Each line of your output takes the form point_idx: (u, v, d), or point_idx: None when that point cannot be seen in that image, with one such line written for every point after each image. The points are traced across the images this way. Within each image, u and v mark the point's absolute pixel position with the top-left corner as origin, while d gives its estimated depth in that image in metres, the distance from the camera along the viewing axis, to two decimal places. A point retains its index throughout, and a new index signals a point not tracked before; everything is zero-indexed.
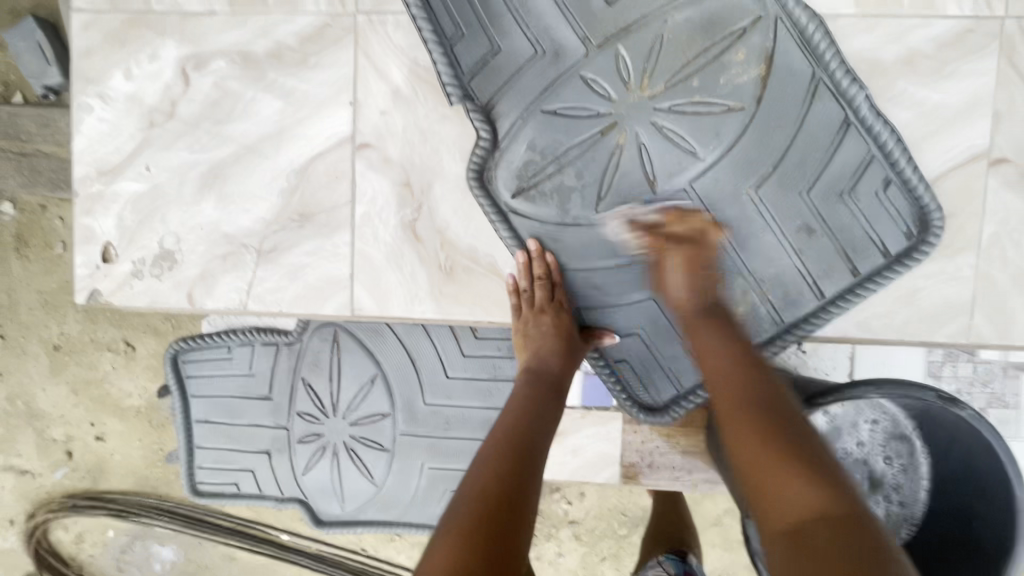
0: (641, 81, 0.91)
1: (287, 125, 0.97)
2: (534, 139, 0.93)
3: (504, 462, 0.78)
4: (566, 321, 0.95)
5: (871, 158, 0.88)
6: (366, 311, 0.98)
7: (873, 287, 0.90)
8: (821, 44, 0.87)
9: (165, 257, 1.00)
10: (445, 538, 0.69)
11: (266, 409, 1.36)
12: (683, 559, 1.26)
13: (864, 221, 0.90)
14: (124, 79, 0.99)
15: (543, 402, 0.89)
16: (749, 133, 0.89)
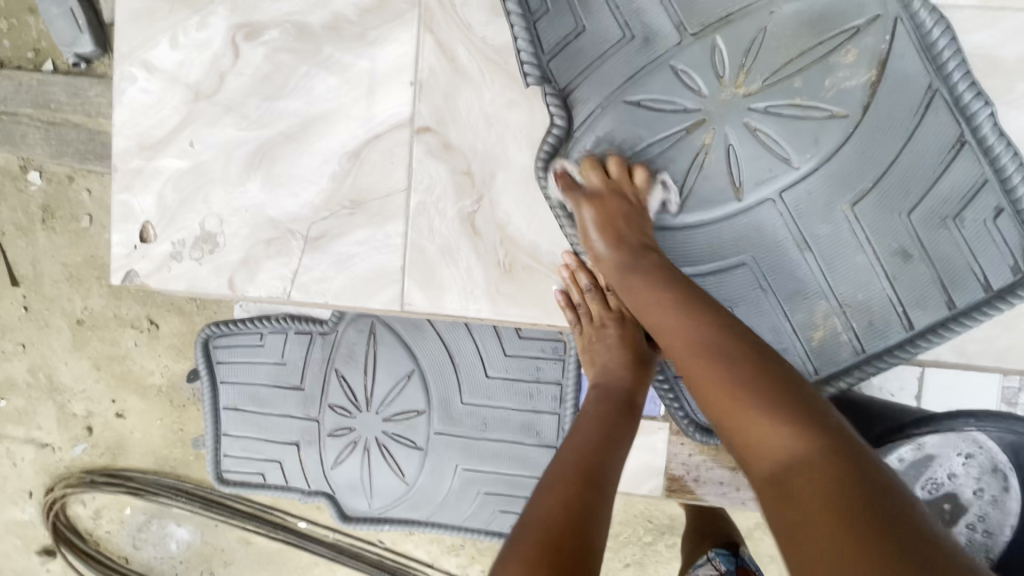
0: (736, 76, 0.83)
1: (342, 105, 0.90)
2: (613, 131, 0.86)
3: (572, 484, 0.69)
4: (631, 331, 0.89)
5: (983, 182, 0.81)
6: (416, 307, 0.92)
7: (969, 324, 0.83)
8: (946, 53, 0.79)
9: (207, 239, 0.94)
10: (502, 573, 0.59)
11: (297, 400, 1.30)
12: (734, 553, 1.22)
13: (968, 251, 0.82)
14: (170, 48, 0.92)
15: (614, 419, 0.79)
16: (852, 143, 0.82)
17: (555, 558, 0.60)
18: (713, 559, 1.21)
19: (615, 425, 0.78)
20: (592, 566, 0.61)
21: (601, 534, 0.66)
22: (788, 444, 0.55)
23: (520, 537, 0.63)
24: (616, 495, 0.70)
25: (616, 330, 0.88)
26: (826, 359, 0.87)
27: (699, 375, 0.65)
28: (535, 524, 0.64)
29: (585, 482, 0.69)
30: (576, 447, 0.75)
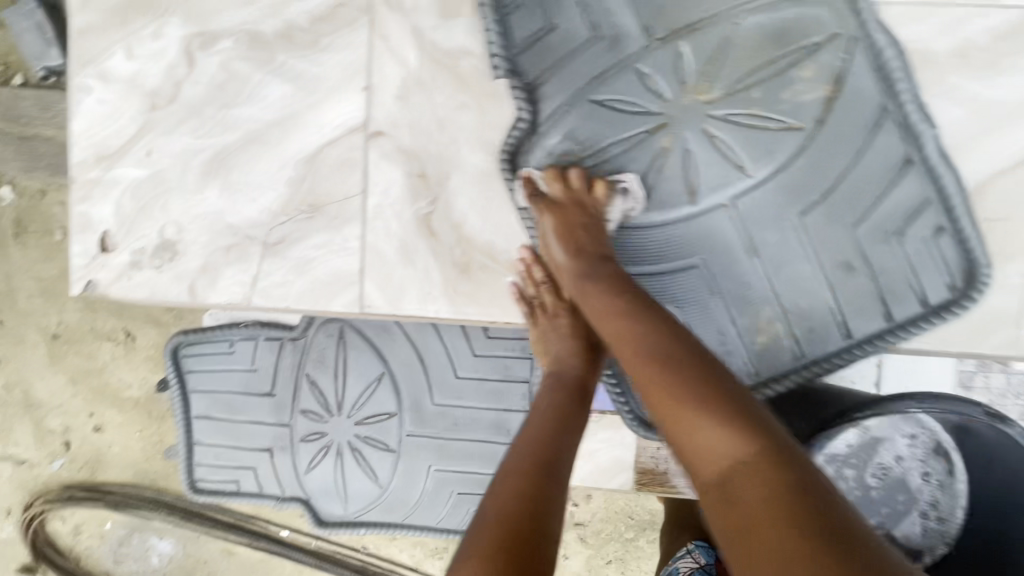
0: (698, 84, 0.85)
1: (296, 111, 0.91)
2: (575, 128, 0.88)
3: (522, 474, 0.70)
4: (583, 322, 0.89)
5: (927, 202, 0.84)
6: (375, 309, 0.93)
7: (905, 336, 0.86)
8: (898, 77, 0.83)
9: (167, 247, 0.95)
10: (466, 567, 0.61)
11: (269, 406, 1.31)
12: (711, 543, 1.26)
13: (909, 268, 0.85)
14: (125, 58, 0.93)
15: (567, 406, 0.80)
16: (804, 154, 0.85)
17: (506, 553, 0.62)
18: (692, 551, 1.25)
19: (568, 412, 0.80)
20: (550, 556, 0.64)
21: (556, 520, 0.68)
22: (719, 445, 0.59)
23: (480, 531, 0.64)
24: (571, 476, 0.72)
25: (568, 321, 0.89)
26: (768, 362, 0.90)
27: (648, 375, 0.66)
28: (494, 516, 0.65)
29: (538, 473, 0.70)
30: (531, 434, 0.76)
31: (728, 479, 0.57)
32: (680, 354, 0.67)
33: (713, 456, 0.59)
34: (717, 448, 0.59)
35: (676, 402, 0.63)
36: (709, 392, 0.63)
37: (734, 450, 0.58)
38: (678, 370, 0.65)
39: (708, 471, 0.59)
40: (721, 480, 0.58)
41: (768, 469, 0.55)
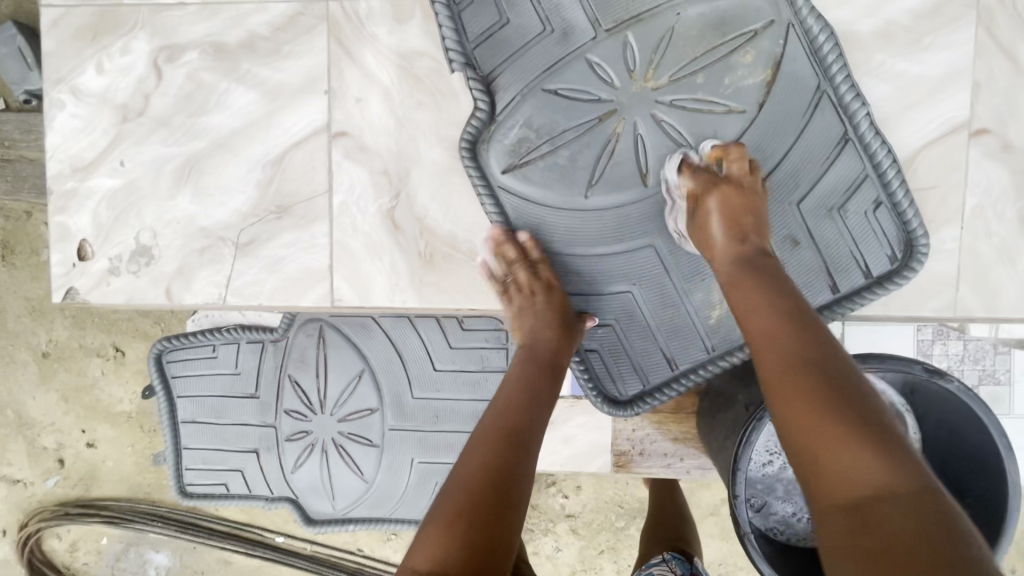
0: (646, 71, 0.89)
1: (261, 116, 0.96)
2: (531, 117, 0.92)
3: (484, 442, 0.74)
4: (560, 300, 0.93)
5: (864, 177, 0.88)
6: (346, 303, 0.97)
7: (850, 308, 0.90)
8: (832, 58, 0.86)
9: (142, 253, 0.99)
10: (435, 530, 0.65)
11: (253, 407, 1.34)
12: (690, 560, 1.12)
13: (851, 241, 0.89)
14: (95, 74, 0.97)
15: (533, 375, 0.85)
16: (746, 135, 0.89)
17: (471, 518, 0.65)
18: (668, 561, 1.11)
19: (532, 379, 0.84)
20: (509, 521, 0.67)
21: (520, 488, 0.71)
22: (871, 471, 0.52)
23: (450, 496, 0.68)
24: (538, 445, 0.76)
25: (545, 299, 0.92)
26: (723, 336, 0.95)
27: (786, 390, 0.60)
28: (462, 483, 0.69)
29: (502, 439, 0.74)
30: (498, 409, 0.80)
31: (866, 508, 0.51)
32: (837, 372, 0.60)
33: (861, 487, 0.52)
34: (869, 479, 0.52)
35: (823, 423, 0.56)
36: (853, 415, 0.56)
37: (890, 480, 0.52)
38: (821, 391, 0.58)
39: (841, 495, 0.53)
40: (861, 505, 0.51)
41: (919, 506, 0.49)
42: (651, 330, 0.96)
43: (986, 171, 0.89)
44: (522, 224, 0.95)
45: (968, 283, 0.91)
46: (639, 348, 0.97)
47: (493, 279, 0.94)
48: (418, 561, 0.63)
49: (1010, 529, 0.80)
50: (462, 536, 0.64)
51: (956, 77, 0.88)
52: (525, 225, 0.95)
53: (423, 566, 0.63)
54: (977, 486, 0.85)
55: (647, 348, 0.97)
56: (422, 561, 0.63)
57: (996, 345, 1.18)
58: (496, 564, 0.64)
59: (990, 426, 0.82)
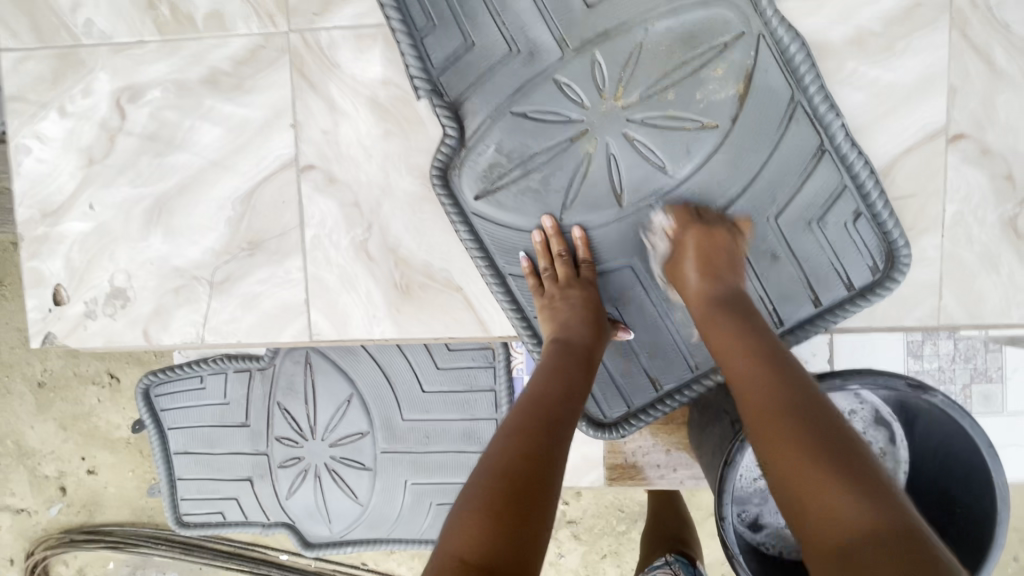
0: (616, 89, 0.87)
1: (228, 152, 0.95)
2: (500, 141, 0.90)
3: (523, 433, 0.70)
4: (595, 295, 0.89)
5: (842, 188, 0.86)
6: (324, 336, 0.97)
7: (833, 320, 0.89)
8: (804, 68, 0.84)
9: (117, 295, 0.98)
10: (469, 515, 0.62)
11: (244, 436, 1.34)
12: (692, 564, 1.12)
13: (831, 253, 0.88)
14: (60, 117, 0.96)
15: (570, 370, 0.81)
16: (721, 152, 0.87)
17: (509, 507, 0.62)
18: (671, 563, 1.12)
19: (568, 372, 0.80)
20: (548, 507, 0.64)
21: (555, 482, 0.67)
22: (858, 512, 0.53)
23: (484, 480, 0.65)
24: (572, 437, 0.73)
25: (581, 292, 0.88)
26: (704, 354, 0.94)
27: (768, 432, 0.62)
28: (497, 469, 0.66)
29: (538, 431, 0.71)
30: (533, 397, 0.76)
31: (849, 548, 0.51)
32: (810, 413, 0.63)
33: (846, 525, 0.53)
34: (850, 516, 0.53)
35: (801, 461, 0.58)
36: (828, 453, 0.58)
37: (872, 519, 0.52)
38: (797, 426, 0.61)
39: (830, 538, 0.53)
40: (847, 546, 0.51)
41: (896, 543, 0.49)
42: (632, 350, 0.96)
43: (965, 176, 0.87)
44: (498, 248, 0.93)
45: (951, 291, 0.90)
46: (622, 368, 0.97)
47: (528, 273, 0.93)
48: (463, 550, 0.59)
49: (999, 541, 0.79)
50: (507, 526, 0.60)
51: (930, 82, 0.86)
52: (500, 250, 0.93)
53: (468, 555, 0.58)
54: (967, 497, 0.84)
55: (630, 368, 0.97)
56: (467, 550, 0.59)
57: (987, 343, 1.15)
58: (536, 557, 0.60)
59: (975, 437, 0.81)
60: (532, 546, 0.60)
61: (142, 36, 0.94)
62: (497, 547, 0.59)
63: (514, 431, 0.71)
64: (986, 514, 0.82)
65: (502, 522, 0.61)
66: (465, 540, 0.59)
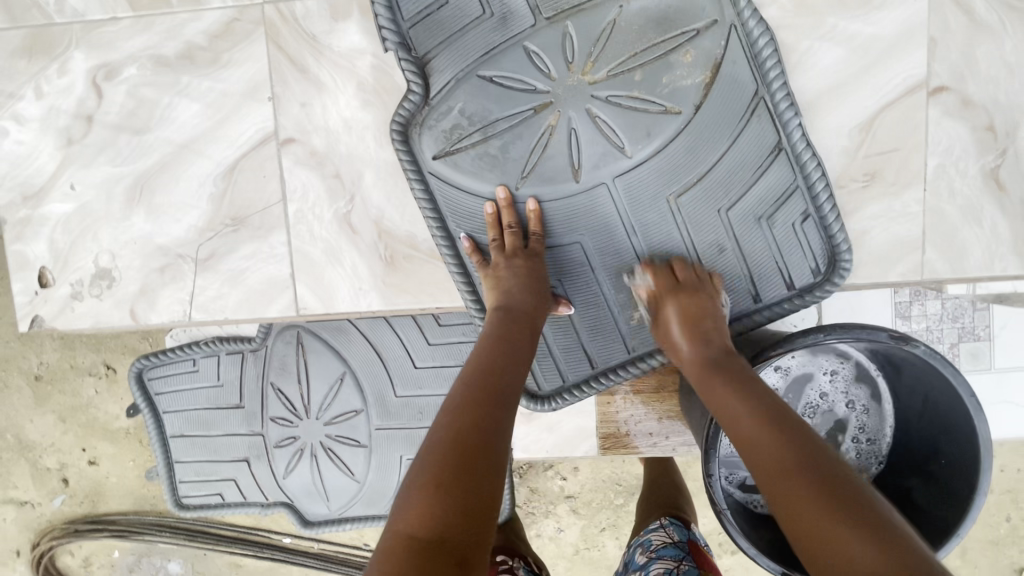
0: (585, 64, 0.85)
1: (207, 128, 0.94)
2: (465, 103, 0.88)
3: (469, 401, 0.70)
4: (541, 269, 0.88)
5: (794, 187, 0.84)
6: (311, 310, 0.97)
7: (769, 317, 0.88)
8: (770, 63, 0.81)
9: (103, 276, 0.98)
10: (419, 493, 0.59)
11: (239, 417, 1.34)
12: (687, 525, 1.14)
13: (776, 252, 0.86)
14: (36, 97, 0.95)
15: (516, 339, 0.80)
16: (678, 140, 0.84)
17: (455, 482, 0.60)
18: (666, 527, 1.14)
19: (512, 341, 0.80)
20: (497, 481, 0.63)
21: (502, 443, 0.67)
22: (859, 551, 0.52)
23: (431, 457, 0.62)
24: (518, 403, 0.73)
25: (526, 265, 0.87)
26: (642, 337, 0.92)
27: (783, 489, 0.59)
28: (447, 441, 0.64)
29: (483, 398, 0.70)
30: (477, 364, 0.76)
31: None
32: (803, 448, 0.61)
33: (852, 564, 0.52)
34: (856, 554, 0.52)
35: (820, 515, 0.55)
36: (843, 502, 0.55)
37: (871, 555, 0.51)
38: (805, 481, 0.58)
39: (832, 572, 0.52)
40: None
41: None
42: (572, 326, 0.93)
43: (946, 129, 0.87)
44: (451, 212, 0.91)
45: (934, 246, 0.90)
46: (561, 345, 0.94)
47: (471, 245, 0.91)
48: (412, 527, 0.57)
49: (983, 487, 0.81)
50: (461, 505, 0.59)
51: (911, 35, 0.85)
52: (454, 214, 0.91)
53: (416, 531, 0.57)
54: (953, 448, 0.85)
55: (569, 345, 0.94)
56: (414, 526, 0.57)
57: (973, 301, 1.14)
58: (489, 525, 0.59)
59: (958, 387, 0.81)
60: (486, 512, 0.59)
61: (115, 12, 0.93)
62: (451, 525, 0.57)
63: (460, 400, 0.70)
64: (968, 461, 0.83)
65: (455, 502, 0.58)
66: (415, 518, 0.58)
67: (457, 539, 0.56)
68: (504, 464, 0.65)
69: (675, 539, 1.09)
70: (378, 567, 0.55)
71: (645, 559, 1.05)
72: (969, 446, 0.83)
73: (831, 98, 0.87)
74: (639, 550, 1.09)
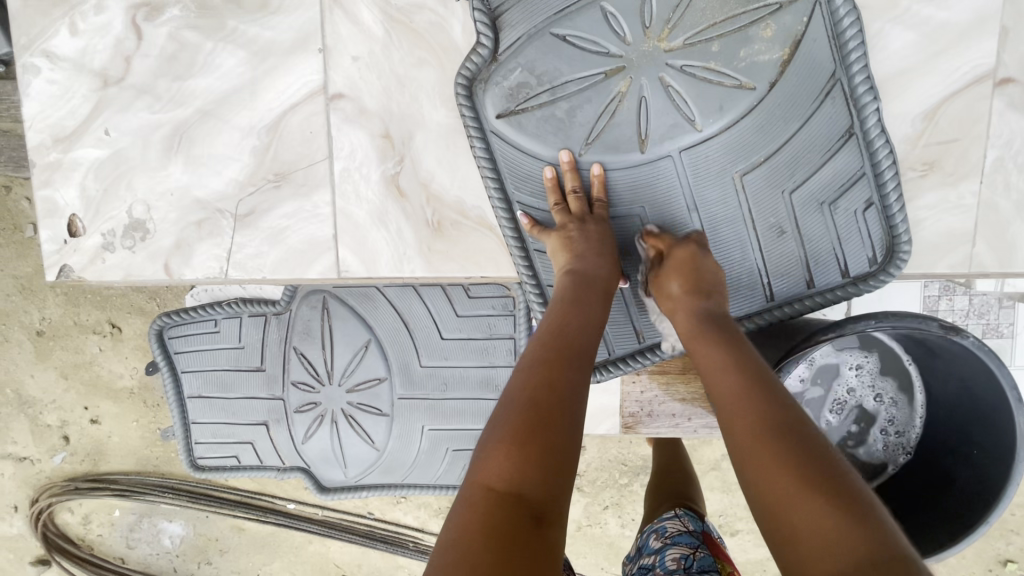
0: (661, 30, 0.83)
1: (252, 78, 0.90)
2: (534, 60, 0.85)
3: (543, 367, 0.68)
4: (609, 231, 0.86)
5: (860, 174, 0.83)
6: (352, 272, 0.95)
7: (823, 304, 0.87)
8: (852, 44, 0.79)
9: (135, 227, 0.95)
10: (495, 447, 0.59)
11: (259, 380, 1.32)
12: (701, 518, 1.11)
13: (835, 237, 0.85)
14: (70, 35, 0.91)
15: (587, 301, 0.78)
16: (752, 116, 0.82)
17: (525, 439, 0.59)
18: (680, 516, 1.11)
19: (586, 306, 0.78)
20: (570, 436, 0.61)
21: (577, 404, 0.65)
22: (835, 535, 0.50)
23: (506, 411, 0.63)
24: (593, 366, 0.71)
25: (594, 227, 0.85)
26: None
27: (759, 461, 0.57)
28: (519, 398, 0.64)
29: (556, 360, 0.69)
30: (547, 328, 0.74)
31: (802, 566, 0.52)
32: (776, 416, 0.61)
33: (827, 548, 0.49)
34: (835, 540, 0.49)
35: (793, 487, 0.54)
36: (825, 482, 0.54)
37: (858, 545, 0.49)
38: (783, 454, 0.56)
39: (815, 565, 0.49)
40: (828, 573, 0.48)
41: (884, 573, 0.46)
42: (624, 298, 0.93)
43: (1009, 121, 0.87)
44: (511, 173, 0.89)
45: (985, 239, 0.90)
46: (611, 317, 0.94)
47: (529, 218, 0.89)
48: (490, 479, 0.57)
49: (1016, 478, 0.82)
50: (532, 456, 0.58)
51: (984, 22, 0.84)
52: (513, 176, 0.89)
53: (494, 484, 0.57)
54: (985, 437, 0.87)
55: (619, 318, 0.94)
56: (493, 478, 0.57)
57: (1001, 299, 1.15)
58: (566, 487, 0.58)
59: (1001, 378, 0.82)
60: (561, 477, 0.58)
61: None
62: (525, 482, 0.56)
63: (533, 364, 0.68)
64: (1001, 453, 0.84)
65: (525, 457, 0.58)
66: (491, 468, 0.58)
67: (535, 497, 0.56)
68: (578, 430, 0.63)
69: (690, 528, 1.06)
70: (459, 514, 0.56)
71: (659, 545, 1.03)
72: (1003, 435, 0.84)
73: (898, 85, 0.86)
74: (652, 536, 1.07)
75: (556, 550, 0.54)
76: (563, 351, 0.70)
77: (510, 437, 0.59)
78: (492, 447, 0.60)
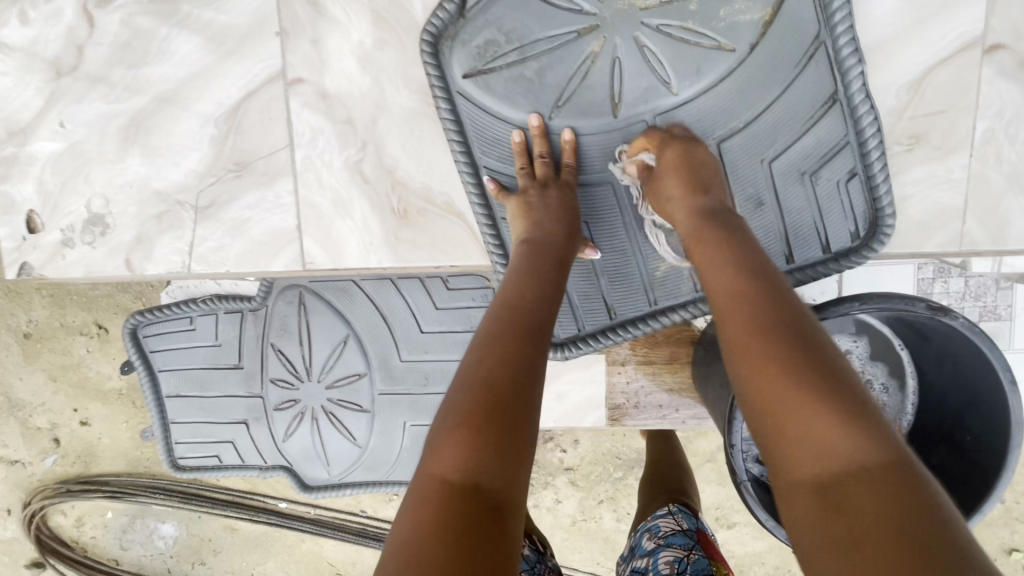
0: None
1: (208, 65, 0.87)
2: (503, 18, 0.81)
3: (499, 344, 0.63)
4: (572, 199, 0.82)
5: (844, 144, 0.79)
6: (318, 264, 0.92)
7: (803, 280, 0.83)
8: (838, 4, 0.74)
9: (96, 222, 0.92)
10: (449, 434, 0.56)
11: (237, 378, 1.30)
12: (695, 514, 1.07)
13: (816, 211, 0.81)
14: (21, 25, 0.88)
15: (543, 270, 0.75)
16: (730, 80, 0.79)
17: (480, 424, 0.56)
18: (674, 514, 1.06)
19: (541, 275, 0.74)
20: (527, 417, 0.58)
21: (535, 381, 0.62)
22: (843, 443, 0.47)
23: (461, 393, 0.59)
24: (552, 340, 0.67)
25: (556, 193, 0.82)
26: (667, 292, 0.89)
27: (761, 371, 0.53)
28: (473, 377, 0.60)
29: (512, 335, 0.65)
30: (506, 301, 0.70)
31: (835, 483, 0.46)
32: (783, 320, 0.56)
33: (834, 460, 0.47)
34: (843, 453, 0.47)
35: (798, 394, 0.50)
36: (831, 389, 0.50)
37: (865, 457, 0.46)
38: (790, 361, 0.52)
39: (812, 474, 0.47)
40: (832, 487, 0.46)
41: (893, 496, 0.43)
42: (592, 270, 0.89)
43: (999, 90, 0.82)
44: (478, 136, 0.86)
45: (976, 215, 0.86)
46: (584, 302, 0.91)
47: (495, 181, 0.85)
48: (444, 469, 0.54)
49: (1011, 464, 0.78)
50: (487, 442, 0.55)
51: None
52: (481, 139, 0.86)
53: (449, 475, 0.53)
54: (977, 421, 0.83)
55: (593, 304, 0.91)
56: (448, 468, 0.54)
57: (997, 281, 1.09)
58: (524, 471, 0.55)
59: (993, 359, 0.78)
60: (519, 461, 0.55)
61: None
62: (482, 471, 0.53)
63: (488, 341, 0.64)
64: (994, 438, 0.81)
65: (481, 443, 0.54)
66: (446, 458, 0.54)
67: (492, 487, 0.53)
68: (535, 408, 0.59)
69: (686, 528, 1.02)
70: (413, 508, 0.52)
71: (652, 546, 0.99)
72: (996, 419, 0.81)
73: (881, 54, 0.82)
74: (645, 536, 1.03)
75: (515, 537, 0.52)
76: (521, 326, 0.66)
77: (465, 423, 0.56)
78: (446, 433, 0.56)
